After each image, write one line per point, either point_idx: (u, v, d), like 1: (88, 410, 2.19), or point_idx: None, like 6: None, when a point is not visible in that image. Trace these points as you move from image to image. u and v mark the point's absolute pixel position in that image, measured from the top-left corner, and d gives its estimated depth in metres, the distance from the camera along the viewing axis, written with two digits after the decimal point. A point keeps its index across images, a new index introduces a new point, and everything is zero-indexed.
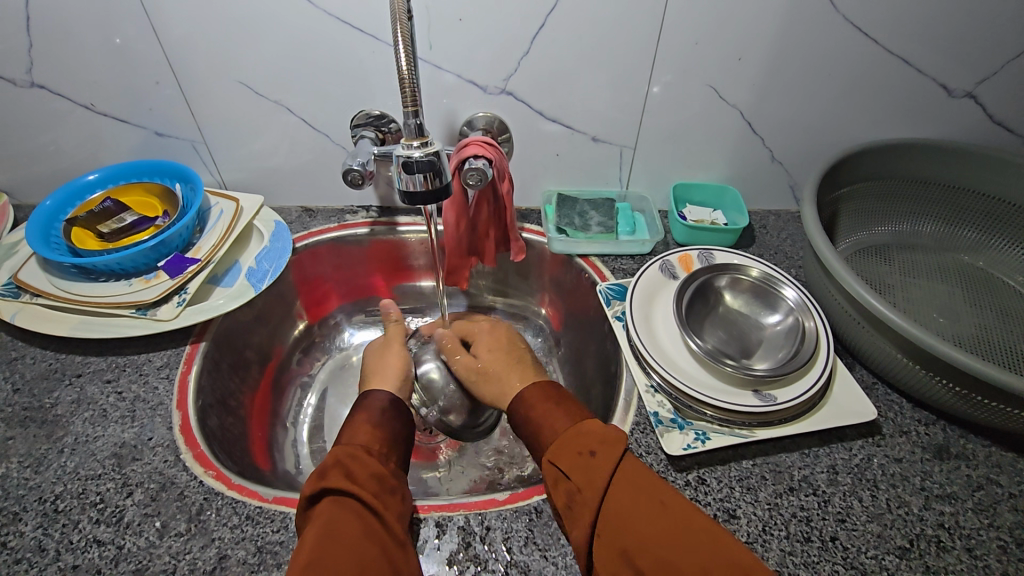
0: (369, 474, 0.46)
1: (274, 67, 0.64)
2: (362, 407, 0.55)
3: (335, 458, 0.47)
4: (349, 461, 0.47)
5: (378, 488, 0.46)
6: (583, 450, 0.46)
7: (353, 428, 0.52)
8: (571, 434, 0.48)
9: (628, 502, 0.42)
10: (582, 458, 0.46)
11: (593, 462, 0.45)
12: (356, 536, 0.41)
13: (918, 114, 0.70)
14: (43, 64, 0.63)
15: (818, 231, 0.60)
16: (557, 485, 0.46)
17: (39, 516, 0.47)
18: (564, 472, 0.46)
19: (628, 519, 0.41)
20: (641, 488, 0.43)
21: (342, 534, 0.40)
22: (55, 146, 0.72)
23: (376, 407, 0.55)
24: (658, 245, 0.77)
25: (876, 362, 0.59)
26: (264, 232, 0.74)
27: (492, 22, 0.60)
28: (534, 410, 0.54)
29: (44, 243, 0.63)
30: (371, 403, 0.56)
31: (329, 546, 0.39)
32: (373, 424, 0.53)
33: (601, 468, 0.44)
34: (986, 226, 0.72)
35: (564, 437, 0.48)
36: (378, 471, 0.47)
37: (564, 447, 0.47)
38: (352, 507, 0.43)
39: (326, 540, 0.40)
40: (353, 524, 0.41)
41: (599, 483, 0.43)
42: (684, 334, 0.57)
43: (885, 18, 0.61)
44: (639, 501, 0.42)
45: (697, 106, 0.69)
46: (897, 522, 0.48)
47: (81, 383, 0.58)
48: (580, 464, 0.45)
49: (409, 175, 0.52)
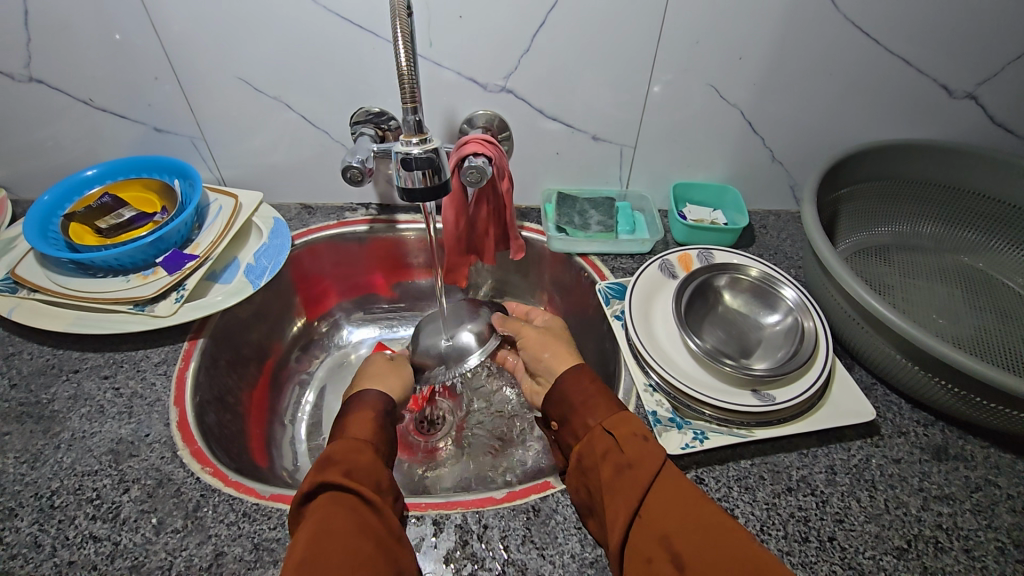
0: (369, 468, 0.46)
1: (274, 63, 0.64)
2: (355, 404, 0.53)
3: (334, 452, 0.47)
4: (351, 455, 0.47)
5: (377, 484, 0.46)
6: (632, 432, 0.46)
7: (355, 419, 0.52)
8: (621, 414, 0.48)
9: (673, 491, 0.42)
10: (635, 438, 0.45)
11: (645, 444, 0.45)
12: (356, 530, 0.40)
13: (919, 115, 0.70)
14: (42, 59, 0.63)
15: (817, 231, 0.60)
16: (606, 458, 0.45)
17: (35, 512, 0.47)
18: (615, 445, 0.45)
19: (672, 506, 0.41)
20: (689, 483, 0.43)
21: (340, 528, 0.40)
22: (54, 141, 0.72)
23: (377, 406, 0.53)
24: (658, 245, 0.77)
25: (875, 363, 0.58)
26: (263, 229, 0.73)
27: (493, 20, 0.60)
28: (574, 394, 0.51)
29: (43, 237, 0.63)
30: (364, 398, 0.54)
31: (330, 538, 0.39)
32: (368, 417, 0.52)
33: (654, 452, 0.44)
34: (987, 227, 0.72)
35: (614, 415, 0.48)
36: (377, 466, 0.47)
37: (619, 423, 0.47)
38: (350, 503, 0.43)
39: (323, 533, 0.39)
40: (351, 519, 0.41)
41: (650, 467, 0.43)
42: (684, 333, 0.57)
43: (886, 18, 0.61)
44: (683, 492, 0.42)
45: (698, 105, 0.69)
46: (896, 523, 0.48)
47: (78, 379, 0.58)
48: (632, 443, 0.45)
49: (408, 172, 0.52)
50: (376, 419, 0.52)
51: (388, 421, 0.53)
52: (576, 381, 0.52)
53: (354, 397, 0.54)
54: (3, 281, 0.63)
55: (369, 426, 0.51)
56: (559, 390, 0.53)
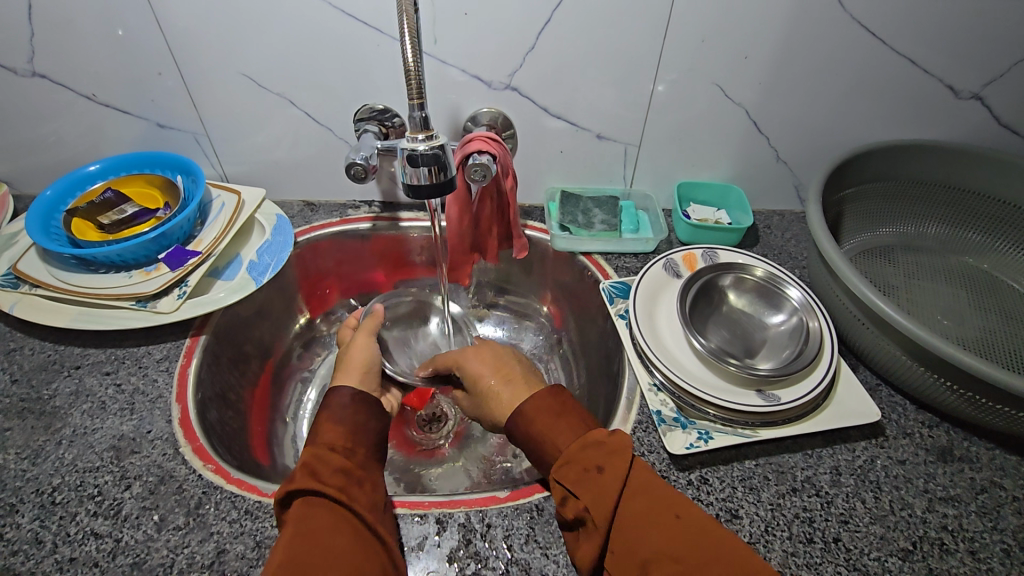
0: (336, 470, 0.44)
1: (277, 59, 0.63)
2: (325, 404, 0.50)
3: (299, 463, 0.45)
4: (316, 461, 0.45)
5: (349, 482, 0.45)
6: (585, 467, 0.43)
7: (318, 420, 0.49)
8: (574, 448, 0.45)
9: (643, 518, 0.40)
10: (588, 475, 0.43)
11: (600, 479, 0.42)
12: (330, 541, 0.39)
13: (925, 115, 0.70)
14: (45, 53, 0.63)
15: (823, 231, 0.60)
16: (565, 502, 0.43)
17: (36, 508, 0.47)
18: (570, 489, 0.43)
19: (644, 538, 0.40)
20: (657, 502, 0.41)
21: (314, 538, 0.39)
22: (56, 137, 0.71)
23: (346, 403, 0.50)
24: (662, 244, 0.76)
25: (880, 364, 0.58)
26: (266, 225, 0.73)
27: (498, 17, 0.60)
28: (535, 424, 0.48)
29: (45, 233, 0.63)
30: (333, 400, 0.51)
31: (301, 556, 0.38)
32: (337, 419, 0.49)
33: (609, 488, 0.42)
34: (992, 229, 0.72)
35: (568, 452, 0.45)
36: (346, 465, 0.45)
37: (569, 463, 0.44)
38: (321, 509, 0.41)
39: (296, 546, 0.38)
40: (321, 527, 0.40)
41: (609, 503, 0.41)
42: (688, 332, 0.57)
43: (893, 18, 0.61)
44: (653, 517, 0.40)
45: (703, 104, 0.68)
46: (900, 524, 0.48)
47: (80, 375, 0.57)
48: (587, 481, 0.43)
49: (414, 168, 0.51)
50: (347, 418, 0.50)
51: (357, 416, 0.50)
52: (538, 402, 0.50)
53: (326, 395, 0.52)
54: (5, 276, 0.63)
55: (335, 423, 0.49)
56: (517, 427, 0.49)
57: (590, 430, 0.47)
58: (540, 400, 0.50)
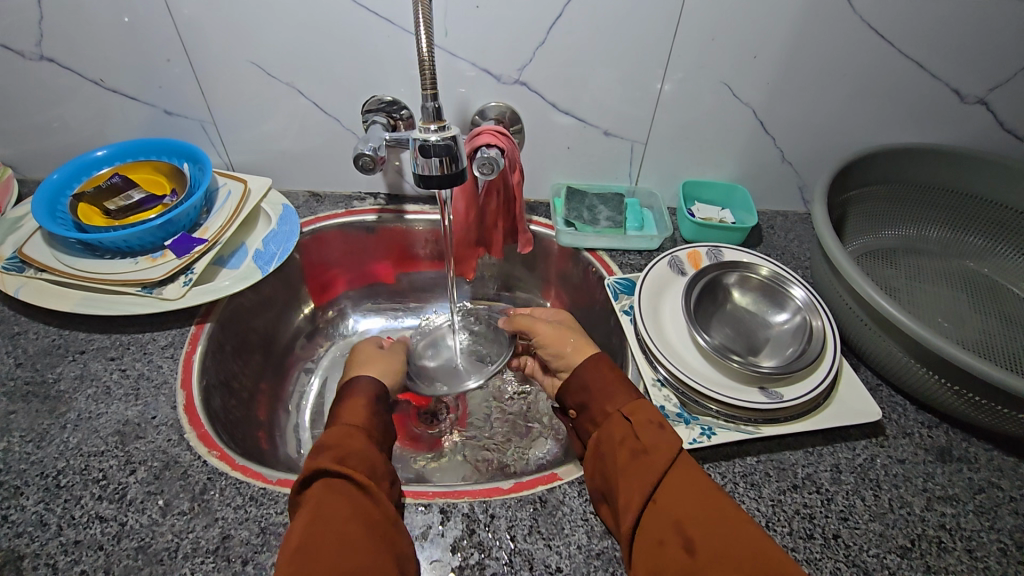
0: (361, 456, 0.46)
1: (286, 48, 0.63)
2: (348, 393, 0.53)
3: (327, 443, 0.46)
4: (345, 444, 0.46)
5: (373, 470, 0.45)
6: (649, 419, 0.47)
7: (350, 409, 0.51)
8: (643, 402, 0.49)
9: (690, 481, 0.43)
10: (652, 426, 0.47)
11: (663, 432, 0.46)
12: (347, 520, 0.40)
13: (930, 118, 0.70)
14: (53, 37, 0.63)
15: (827, 230, 0.61)
16: (623, 442, 0.47)
17: (41, 491, 0.47)
18: (633, 431, 0.47)
19: (686, 495, 0.42)
20: (702, 472, 0.44)
21: (332, 519, 0.40)
22: (62, 122, 0.71)
23: (368, 394, 0.53)
24: (667, 242, 0.77)
25: (881, 364, 0.59)
26: (272, 215, 0.73)
27: (509, 11, 0.60)
28: (601, 376, 0.53)
29: (51, 217, 0.62)
30: (357, 390, 0.53)
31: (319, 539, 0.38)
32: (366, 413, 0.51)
33: (672, 439, 0.45)
34: (993, 233, 0.72)
35: (632, 403, 0.50)
36: (372, 452, 0.46)
37: (637, 411, 0.48)
38: (344, 490, 0.42)
39: (319, 524, 0.39)
40: (346, 506, 0.41)
41: (670, 450, 0.44)
42: (692, 328, 0.57)
43: (901, 21, 0.61)
44: (698, 484, 0.42)
45: (711, 103, 0.69)
46: (899, 522, 0.49)
47: (84, 359, 0.57)
48: (651, 430, 0.46)
49: (426, 159, 0.52)
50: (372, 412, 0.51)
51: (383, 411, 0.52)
52: (594, 369, 0.54)
53: (347, 386, 0.54)
54: (10, 260, 0.63)
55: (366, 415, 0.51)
56: (576, 376, 0.54)
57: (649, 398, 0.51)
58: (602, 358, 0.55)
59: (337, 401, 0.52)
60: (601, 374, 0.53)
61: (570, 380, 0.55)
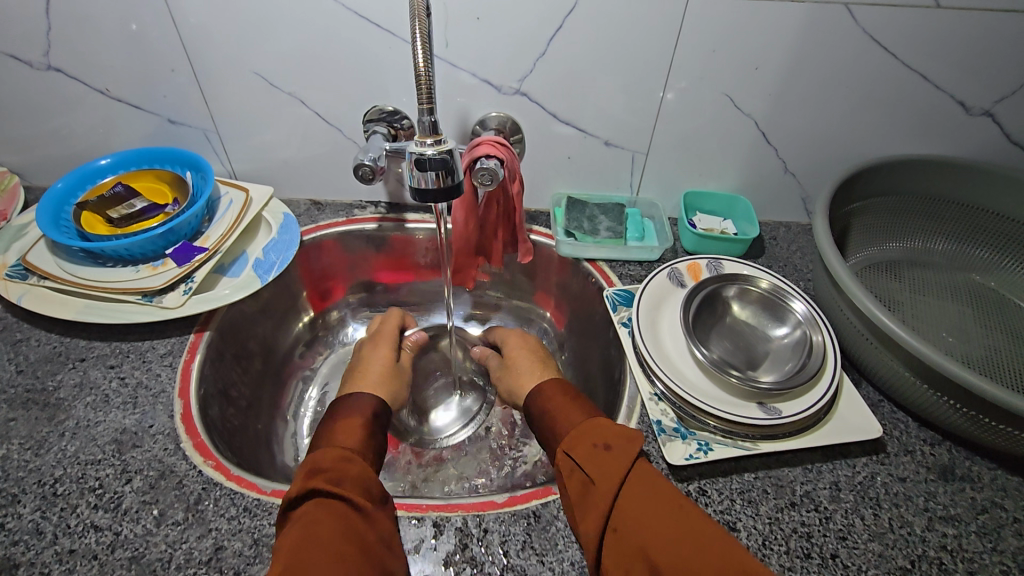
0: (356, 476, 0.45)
1: (288, 59, 0.64)
2: (347, 408, 0.54)
3: (321, 460, 0.46)
4: (341, 463, 0.46)
5: (367, 490, 0.45)
6: (593, 444, 0.46)
7: (347, 427, 0.51)
8: (586, 427, 0.48)
9: (644, 505, 0.41)
10: (596, 451, 0.45)
11: (607, 456, 0.44)
12: (336, 534, 0.40)
13: (935, 129, 0.70)
14: (59, 47, 0.63)
15: (829, 244, 0.60)
16: (572, 476, 0.45)
17: (37, 499, 0.47)
18: (578, 461, 0.45)
19: (646, 519, 0.40)
20: (658, 487, 0.42)
21: (316, 536, 0.39)
22: (67, 129, 0.72)
23: (363, 411, 0.54)
24: (667, 253, 0.76)
25: (883, 380, 0.58)
26: (273, 224, 0.74)
27: (508, 21, 0.60)
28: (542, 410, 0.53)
29: (55, 225, 0.63)
30: (356, 406, 0.54)
31: (302, 552, 0.38)
32: (361, 427, 0.52)
33: (617, 463, 0.43)
34: (1000, 246, 0.71)
35: (575, 432, 0.48)
36: (366, 472, 0.46)
37: (577, 442, 0.47)
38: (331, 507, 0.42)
39: (305, 539, 0.39)
40: (329, 526, 0.40)
41: (617, 477, 0.42)
42: (690, 342, 0.57)
43: (906, 34, 0.60)
44: (656, 505, 0.40)
45: (713, 114, 0.68)
46: (899, 542, 0.48)
47: (84, 367, 0.58)
48: (596, 457, 0.44)
49: (421, 172, 0.52)
50: (368, 427, 0.52)
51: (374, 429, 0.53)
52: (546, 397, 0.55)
53: (346, 402, 0.55)
54: (15, 267, 0.64)
55: (360, 432, 0.51)
56: (535, 403, 0.55)
57: (597, 416, 0.49)
58: (558, 383, 0.56)
59: (334, 417, 0.53)
60: (549, 401, 0.54)
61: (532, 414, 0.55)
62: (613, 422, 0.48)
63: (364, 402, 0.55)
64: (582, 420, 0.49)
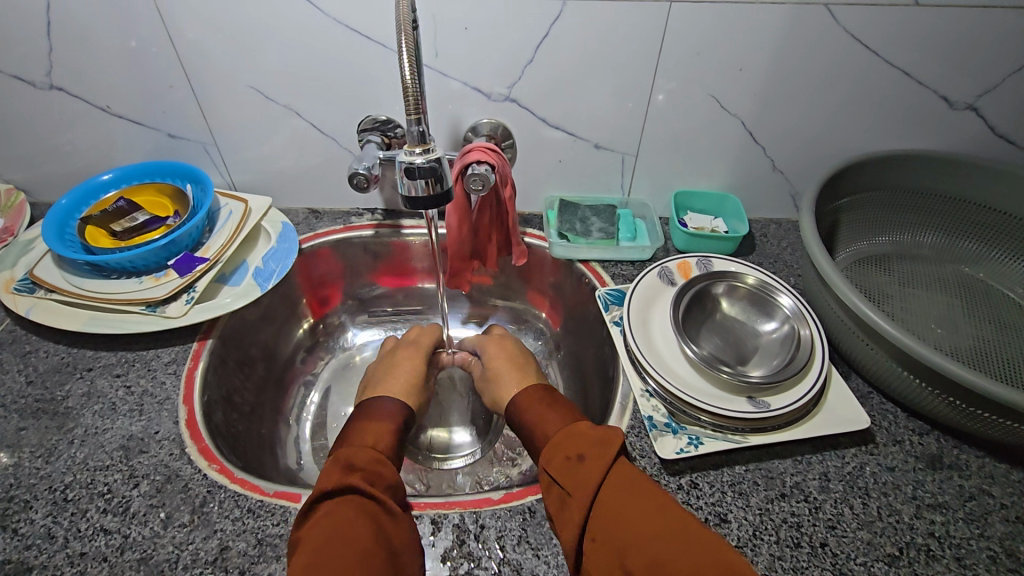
0: (381, 476, 0.47)
1: (283, 72, 0.65)
2: (368, 410, 0.56)
3: (346, 458, 0.48)
4: (371, 463, 0.48)
5: (387, 488, 0.47)
6: (569, 456, 0.47)
7: (367, 428, 0.53)
8: (560, 437, 0.49)
9: (617, 511, 0.42)
10: (570, 463, 0.46)
11: (580, 467, 0.45)
12: (360, 527, 0.41)
13: (919, 124, 0.71)
14: (62, 67, 0.65)
15: (815, 241, 0.61)
16: (551, 489, 0.47)
17: (49, 504, 0.49)
18: (554, 476, 0.47)
19: (620, 524, 0.41)
20: (633, 490, 0.43)
21: (343, 531, 0.40)
22: (70, 146, 0.74)
23: (384, 411, 0.55)
24: (659, 252, 0.77)
25: (871, 371, 0.59)
26: (272, 233, 0.75)
27: (496, 31, 0.62)
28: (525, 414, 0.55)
29: (60, 239, 0.65)
30: (375, 406, 0.56)
31: (325, 546, 0.39)
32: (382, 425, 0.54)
33: (591, 473, 0.44)
34: (987, 237, 0.72)
35: (552, 445, 0.49)
36: (385, 468, 0.48)
37: (553, 455, 0.48)
38: (359, 504, 0.43)
39: (331, 535, 0.40)
40: (358, 522, 0.42)
41: (588, 487, 0.44)
42: (680, 339, 0.58)
43: (885, 32, 0.62)
44: (630, 509, 0.42)
45: (700, 114, 0.70)
46: (887, 530, 0.49)
47: (92, 376, 0.60)
48: (570, 469, 0.46)
49: (411, 181, 0.53)
50: (387, 425, 0.54)
51: (396, 426, 0.55)
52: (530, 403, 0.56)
53: (368, 404, 0.57)
54: (22, 281, 0.66)
55: (380, 433, 0.53)
56: (515, 416, 0.56)
57: (574, 425, 0.50)
58: (535, 390, 0.57)
59: (349, 420, 0.54)
60: (527, 411, 0.55)
61: (515, 420, 0.56)
62: (589, 430, 0.49)
63: (390, 407, 0.56)
64: (558, 430, 0.51)
